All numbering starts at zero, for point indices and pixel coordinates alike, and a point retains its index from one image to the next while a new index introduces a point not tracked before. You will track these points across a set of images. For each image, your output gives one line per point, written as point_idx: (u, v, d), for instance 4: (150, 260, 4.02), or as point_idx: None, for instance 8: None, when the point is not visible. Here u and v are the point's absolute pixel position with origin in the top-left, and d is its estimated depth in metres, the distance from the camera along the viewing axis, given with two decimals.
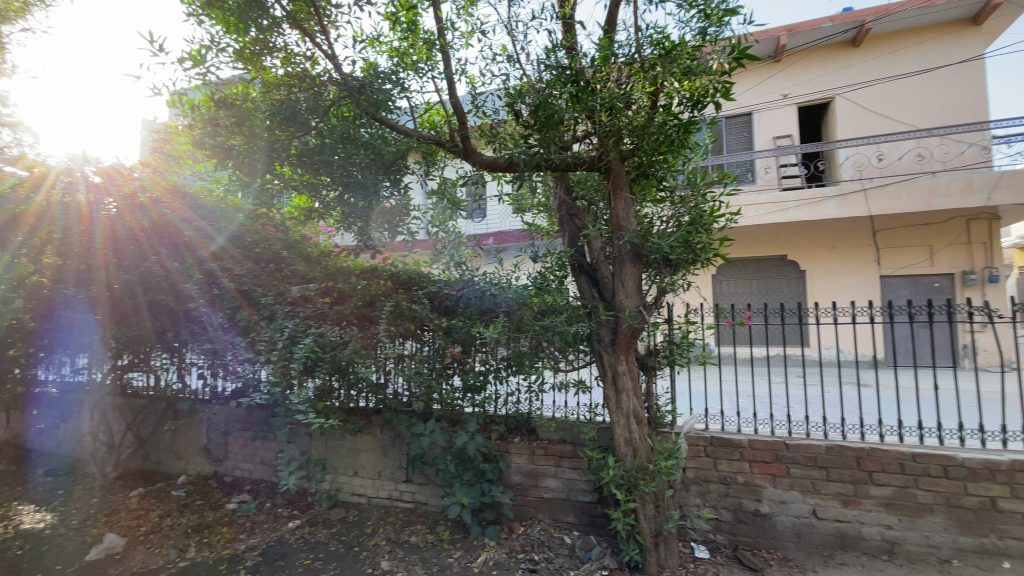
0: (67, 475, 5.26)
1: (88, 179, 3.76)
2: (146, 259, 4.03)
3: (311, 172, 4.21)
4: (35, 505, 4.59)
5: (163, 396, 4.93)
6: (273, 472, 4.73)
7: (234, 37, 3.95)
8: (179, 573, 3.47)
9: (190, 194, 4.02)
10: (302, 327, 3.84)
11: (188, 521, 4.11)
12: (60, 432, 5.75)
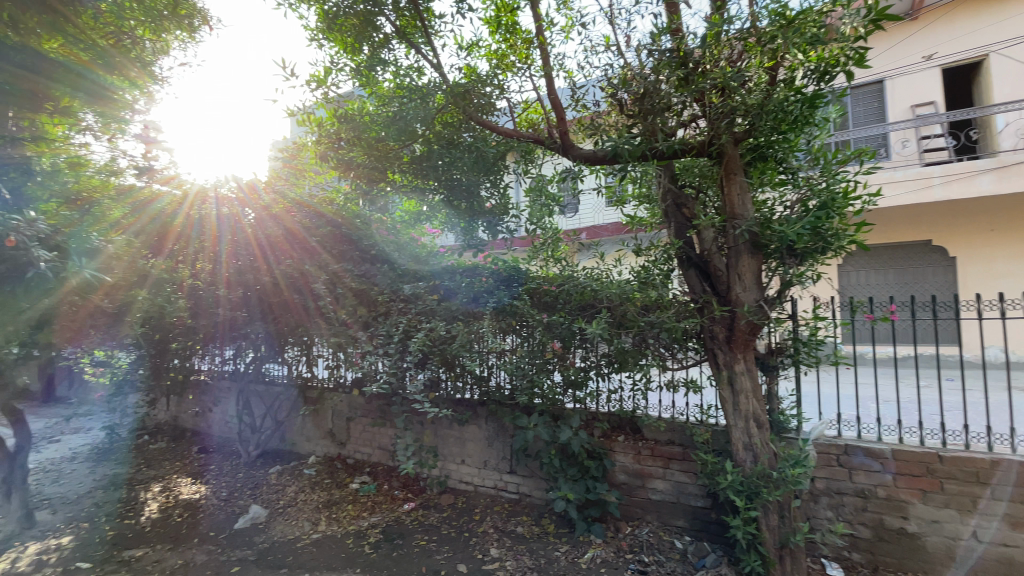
0: (220, 450, 6.05)
1: (227, 197, 4.29)
2: (280, 263, 4.52)
3: (419, 178, 4.49)
4: (197, 475, 5.34)
5: (296, 383, 5.54)
6: (389, 456, 5.07)
7: (350, 57, 4.29)
8: (314, 543, 3.87)
9: (313, 203, 4.49)
10: (414, 322, 4.16)
11: (319, 497, 4.58)
12: (214, 414, 6.65)
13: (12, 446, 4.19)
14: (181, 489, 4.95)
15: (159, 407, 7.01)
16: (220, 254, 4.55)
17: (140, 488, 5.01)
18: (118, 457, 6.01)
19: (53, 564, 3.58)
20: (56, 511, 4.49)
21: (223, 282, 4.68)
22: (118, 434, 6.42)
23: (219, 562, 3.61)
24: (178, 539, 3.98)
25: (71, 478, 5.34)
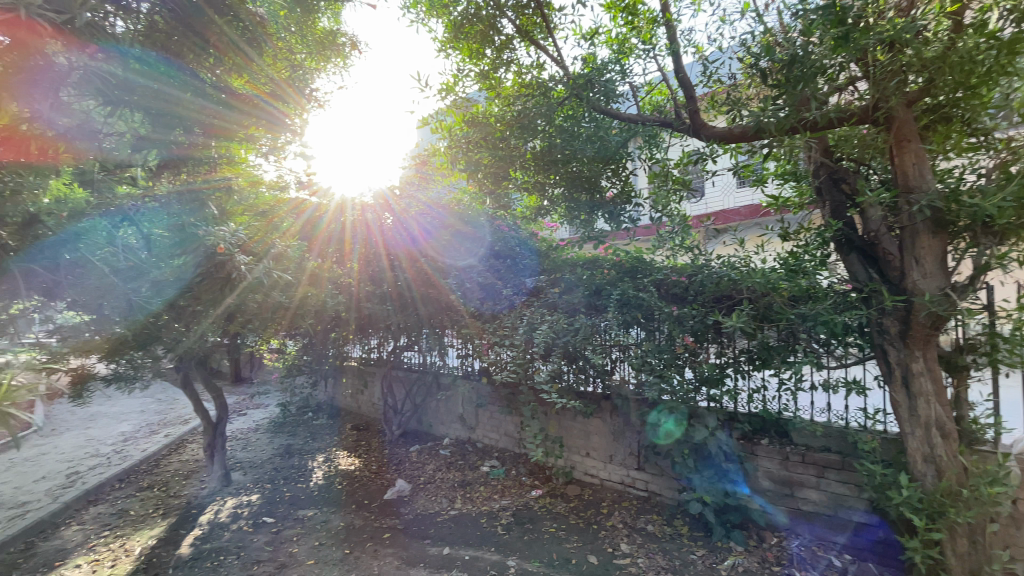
0: (368, 429, 6.77)
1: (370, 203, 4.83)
2: (417, 261, 4.94)
3: (540, 173, 4.50)
4: (350, 450, 6.03)
5: (429, 370, 6.00)
6: (515, 444, 5.23)
7: (474, 61, 4.47)
8: (452, 519, 4.16)
9: (445, 205, 4.81)
10: (538, 315, 4.23)
11: (454, 477, 4.91)
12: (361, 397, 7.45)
13: (217, 416, 5.11)
14: (339, 461, 5.64)
15: (319, 389, 8.04)
16: (367, 257, 5.07)
17: (307, 458, 5.80)
18: (290, 430, 7.03)
19: (248, 516, 4.32)
20: (248, 472, 5.40)
21: (373, 282, 5.23)
22: (289, 410, 7.50)
23: (373, 528, 4.06)
24: (339, 504, 4.54)
25: (256, 446, 6.38)
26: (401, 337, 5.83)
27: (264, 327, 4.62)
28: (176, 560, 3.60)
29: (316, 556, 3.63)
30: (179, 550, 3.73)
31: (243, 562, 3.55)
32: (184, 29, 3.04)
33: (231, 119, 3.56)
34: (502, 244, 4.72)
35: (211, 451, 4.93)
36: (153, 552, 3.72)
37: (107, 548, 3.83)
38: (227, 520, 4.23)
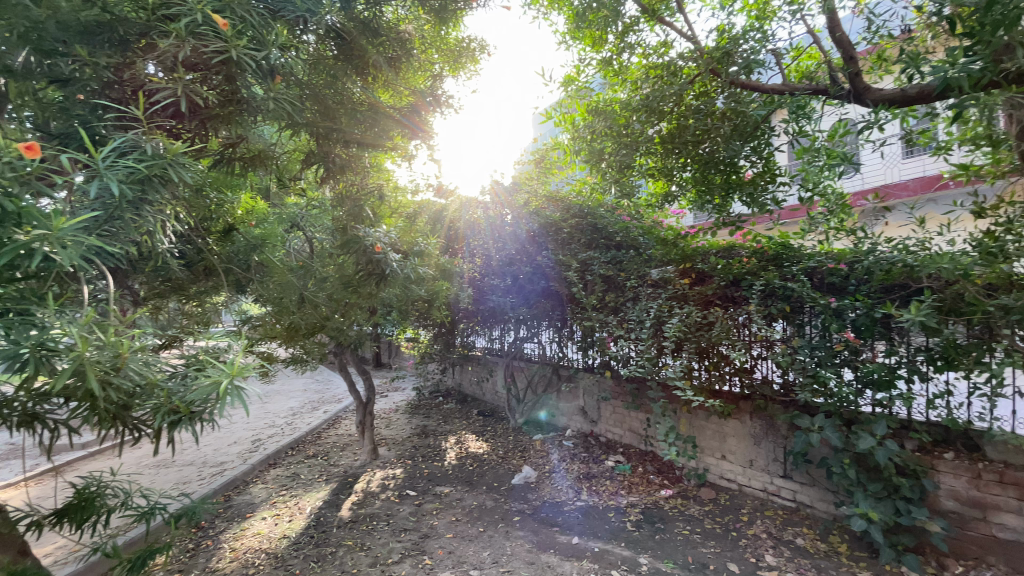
0: (493, 415, 7.04)
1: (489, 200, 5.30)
2: (538, 255, 5.24)
3: (668, 157, 3.99)
4: (478, 434, 6.33)
5: (550, 362, 6.06)
6: (641, 440, 5.04)
7: (594, 49, 4.34)
8: (579, 510, 4.17)
9: (564, 199, 5.07)
10: (666, 307, 4.03)
11: (580, 469, 4.90)
12: (484, 384, 7.76)
13: (365, 397, 5.70)
14: (468, 444, 5.96)
15: (448, 375, 8.56)
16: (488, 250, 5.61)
17: (440, 439, 6.22)
18: (424, 412, 7.60)
19: (393, 488, 4.78)
20: (391, 448, 5.97)
21: (494, 272, 5.68)
22: (422, 394, 8.10)
23: (503, 510, 4.24)
24: (471, 484, 4.82)
25: (397, 425, 7.01)
26: (522, 328, 6.21)
27: (402, 317, 5.04)
28: (338, 520, 4.11)
29: (453, 531, 3.89)
30: (340, 512, 4.26)
31: (392, 529, 3.93)
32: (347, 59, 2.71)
33: (377, 132, 3.02)
34: (624, 233, 4.66)
35: (363, 428, 5.52)
36: (320, 512, 4.29)
37: (286, 504, 4.52)
38: (377, 490, 4.73)
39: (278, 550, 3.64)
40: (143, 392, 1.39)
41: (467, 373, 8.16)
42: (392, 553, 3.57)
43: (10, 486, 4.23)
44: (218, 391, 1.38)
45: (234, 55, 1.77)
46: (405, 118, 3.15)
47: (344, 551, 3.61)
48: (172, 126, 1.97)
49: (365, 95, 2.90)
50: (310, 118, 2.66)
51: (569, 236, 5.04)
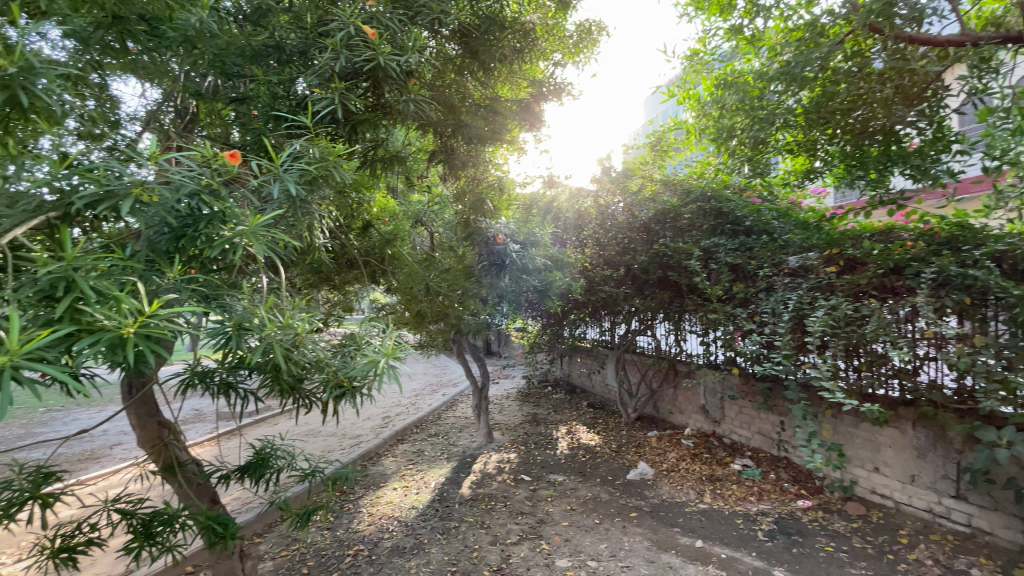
0: (605, 408, 6.90)
1: (610, 188, 5.36)
2: (653, 244, 4.97)
3: (810, 129, 3.52)
4: (589, 426, 6.27)
5: (665, 357, 5.69)
6: (772, 444, 4.59)
7: (719, 18, 4.01)
8: (701, 513, 3.94)
9: (684, 182, 4.85)
10: (808, 299, 3.64)
11: (702, 469, 4.62)
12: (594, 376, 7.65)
13: (481, 382, 5.91)
14: (580, 435, 5.93)
15: (556, 365, 8.58)
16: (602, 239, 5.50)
17: (552, 428, 6.27)
18: (535, 401, 7.71)
19: (509, 471, 4.94)
20: (505, 433, 6.16)
21: (607, 262, 5.53)
22: (532, 383, 8.23)
23: (620, 504, 4.17)
24: (585, 475, 4.81)
25: (509, 411, 7.21)
26: (632, 320, 5.87)
27: (515, 305, 5.13)
28: (460, 497, 4.36)
29: (570, 519, 3.91)
30: (462, 489, 4.51)
31: (509, 511, 4.06)
32: (473, 57, 2.72)
33: (498, 130, 3.02)
34: (755, 217, 4.33)
35: (479, 412, 5.75)
36: (443, 488, 4.58)
37: (414, 477, 4.90)
38: (494, 472, 4.92)
39: (408, 518, 3.96)
40: (313, 365, 1.46)
41: (577, 365, 8.11)
42: (511, 534, 3.70)
43: (203, 443, 5.13)
44: (375, 369, 1.45)
45: (382, 62, 1.81)
46: (521, 113, 3.17)
47: (467, 526, 3.81)
48: (331, 131, 1.99)
49: (484, 95, 2.98)
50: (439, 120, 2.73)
51: (691, 221, 4.73)
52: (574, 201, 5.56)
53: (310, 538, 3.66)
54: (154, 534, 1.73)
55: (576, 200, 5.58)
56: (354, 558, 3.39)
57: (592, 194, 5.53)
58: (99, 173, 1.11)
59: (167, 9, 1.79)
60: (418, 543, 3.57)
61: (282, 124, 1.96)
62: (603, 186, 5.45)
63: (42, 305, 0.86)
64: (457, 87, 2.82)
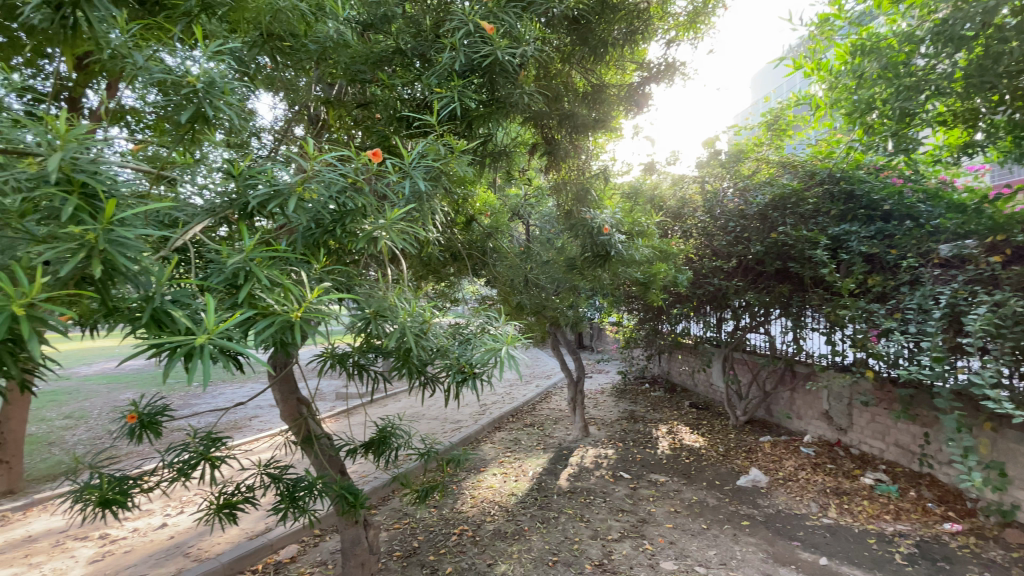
0: (708, 409, 6.51)
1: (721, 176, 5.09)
2: (769, 233, 4.58)
3: (970, 97, 2.96)
4: (692, 426, 5.97)
5: (781, 357, 5.20)
6: (912, 458, 4.04)
7: None
8: (824, 528, 3.58)
9: (805, 163, 4.43)
10: (965, 293, 3.12)
11: (824, 481, 4.19)
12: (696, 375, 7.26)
13: (577, 374, 5.82)
14: (683, 436, 5.66)
15: (654, 361, 8.25)
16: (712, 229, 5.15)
17: (651, 426, 6.06)
18: (631, 397, 7.49)
19: (607, 467, 4.86)
20: (602, 428, 6.06)
21: (716, 253, 5.17)
22: (628, 379, 8.00)
23: (729, 510, 3.92)
24: (689, 477, 4.58)
25: (605, 406, 7.08)
26: (742, 317, 5.46)
27: (613, 297, 5.01)
28: (559, 488, 4.38)
29: (674, 521, 3.76)
30: (559, 481, 4.53)
31: (609, 507, 4.00)
32: (581, 45, 2.62)
33: (609, 119, 2.95)
34: (895, 200, 3.83)
35: (576, 405, 5.69)
36: (542, 477, 4.62)
37: (512, 465, 5.01)
38: (592, 466, 4.87)
39: (508, 504, 4.06)
40: (438, 353, 1.52)
41: (677, 362, 7.75)
42: (612, 530, 3.64)
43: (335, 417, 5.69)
44: (495, 356, 1.44)
45: (499, 56, 1.80)
46: (626, 95, 3.02)
47: (566, 518, 3.82)
48: (455, 130, 2.07)
49: (586, 82, 2.96)
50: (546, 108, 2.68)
51: (815, 207, 4.27)
52: (678, 189, 5.28)
53: (418, 514, 3.89)
54: (297, 498, 1.94)
55: (681, 189, 5.29)
56: (459, 537, 3.55)
57: (698, 181, 5.24)
58: (263, 176, 1.20)
59: (306, 25, 1.95)
60: (519, 529, 3.65)
61: (406, 125, 2.07)
62: (712, 173, 5.14)
63: (224, 292, 0.98)
64: (552, 83, 2.78)
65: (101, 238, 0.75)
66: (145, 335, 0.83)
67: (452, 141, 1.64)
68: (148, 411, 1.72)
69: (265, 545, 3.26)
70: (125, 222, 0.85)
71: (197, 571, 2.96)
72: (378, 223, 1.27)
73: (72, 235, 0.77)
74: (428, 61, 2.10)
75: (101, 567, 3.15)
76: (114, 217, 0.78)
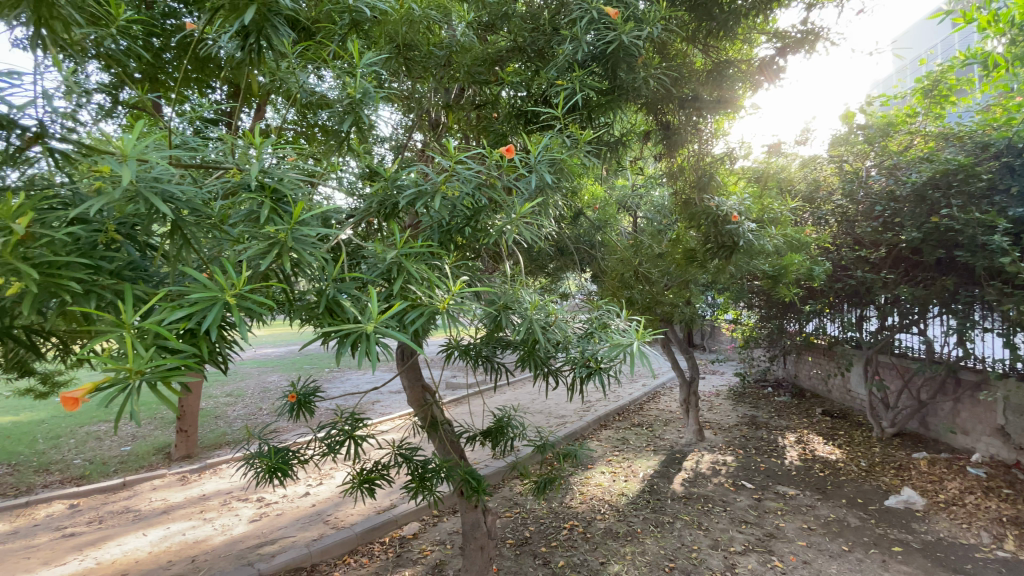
0: (845, 418, 5.80)
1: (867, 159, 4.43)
2: (929, 218, 3.91)
3: None
4: (826, 436, 5.36)
5: (942, 362, 4.48)
6: None
7: None
8: (1003, 564, 3.00)
9: (972, 133, 3.79)
10: None
11: (1002, 508, 3.51)
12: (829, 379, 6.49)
13: (690, 375, 5.49)
14: (814, 446, 5.10)
15: (777, 364, 7.54)
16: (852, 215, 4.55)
17: (776, 434, 5.54)
18: (751, 401, 6.92)
19: (726, 474, 4.53)
20: (718, 433, 5.67)
21: (858, 242, 4.56)
22: (746, 381, 7.40)
23: (875, 533, 3.46)
24: (825, 493, 4.11)
25: (721, 410, 6.62)
26: (891, 315, 4.77)
27: (732, 292, 4.64)
28: (673, 493, 4.18)
29: (808, 540, 3.40)
30: (673, 485, 4.32)
31: (731, 517, 3.74)
32: (704, 20, 2.45)
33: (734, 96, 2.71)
34: None
35: (688, 407, 5.36)
36: (654, 480, 4.44)
37: (621, 464, 4.88)
38: (709, 472, 4.58)
39: (619, 504, 3.97)
40: (561, 344, 1.52)
41: (806, 364, 7.01)
42: (734, 542, 3.39)
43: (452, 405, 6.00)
44: (622, 352, 1.38)
45: (625, 40, 1.77)
46: (745, 76, 2.74)
47: (682, 524, 3.64)
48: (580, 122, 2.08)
49: (706, 62, 2.77)
50: (673, 91, 2.51)
51: (990, 184, 3.60)
52: (805, 174, 4.61)
53: (528, 505, 3.95)
54: (426, 479, 2.08)
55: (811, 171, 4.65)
56: (570, 532, 3.54)
57: (831, 162, 4.62)
58: (408, 177, 1.30)
59: (431, 35, 2.09)
60: (632, 531, 3.55)
61: (532, 120, 2.13)
62: (851, 152, 4.50)
63: (379, 284, 1.08)
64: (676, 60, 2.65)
65: (288, 236, 0.87)
66: (321, 322, 0.94)
67: (579, 132, 1.67)
68: (304, 391, 1.94)
69: (391, 521, 3.53)
70: (305, 223, 0.97)
71: (336, 537, 3.31)
72: (508, 218, 1.33)
73: (267, 234, 0.90)
74: (549, 56, 2.15)
75: (259, 526, 3.64)
76: (299, 218, 0.89)
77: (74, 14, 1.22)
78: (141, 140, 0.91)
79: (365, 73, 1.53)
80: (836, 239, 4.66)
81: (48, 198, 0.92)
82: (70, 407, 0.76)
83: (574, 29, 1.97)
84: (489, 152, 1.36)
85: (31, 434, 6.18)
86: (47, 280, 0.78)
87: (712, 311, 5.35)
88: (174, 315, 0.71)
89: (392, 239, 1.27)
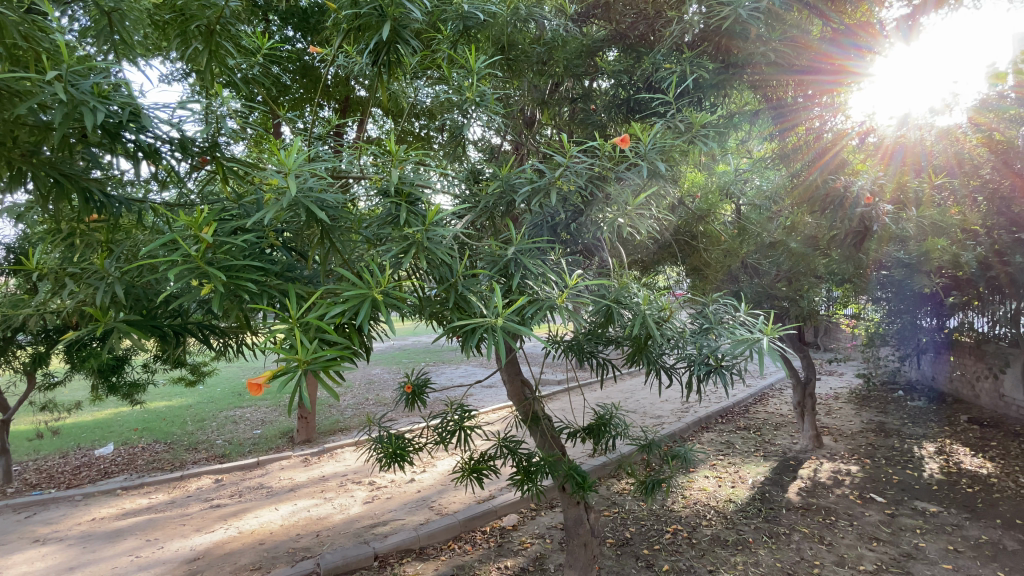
0: (1000, 426, 4.98)
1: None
2: None
3: None
4: (976, 447, 4.64)
5: None
6: None
7: None
8: None
9: None
10: None
11: None
12: (975, 381, 5.62)
13: (804, 376, 5.02)
14: (960, 458, 4.44)
15: (910, 363, 6.65)
16: (1008, 191, 3.56)
17: (911, 443, 4.89)
18: (878, 405, 6.17)
19: (851, 486, 4.08)
20: (839, 440, 5.13)
21: (1017, 222, 3.68)
22: (871, 383, 6.63)
23: None
24: (975, 512, 3.56)
25: (841, 415, 5.98)
26: None
27: (855, 283, 4.16)
28: (788, 503, 3.85)
29: (955, 563, 2.97)
30: (787, 494, 3.99)
31: (859, 533, 3.37)
32: None
33: (865, 68, 2.47)
34: None
35: (803, 410, 4.89)
36: (764, 488, 4.13)
37: (727, 470, 4.57)
38: (830, 483, 4.16)
39: (727, 510, 3.74)
40: (674, 338, 1.48)
41: (946, 365, 6.11)
42: (864, 560, 3.06)
43: None
44: (747, 350, 1.30)
45: (740, 11, 1.72)
46: (855, 43, 2.38)
47: (801, 537, 3.34)
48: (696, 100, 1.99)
49: (823, 32, 2.41)
50: (798, 64, 2.24)
51: None
52: (938, 151, 3.31)
53: (628, 506, 3.86)
54: (531, 473, 2.10)
55: (947, 148, 3.35)
56: (674, 536, 3.40)
57: (974, 132, 3.42)
58: (522, 175, 1.36)
59: (532, 36, 2.11)
60: (743, 540, 3.33)
61: (639, 112, 2.06)
62: (1001, 118, 3.33)
63: (500, 279, 1.17)
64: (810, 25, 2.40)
65: (423, 237, 1.01)
66: (452, 316, 1.05)
67: (692, 115, 1.61)
68: (417, 382, 2.06)
69: (491, 511, 3.63)
70: (439, 224, 1.09)
71: (441, 523, 3.47)
72: (621, 210, 1.39)
73: (403, 234, 1.04)
74: (655, 39, 2.16)
75: (372, 508, 3.92)
76: (431, 220, 1.05)
77: (231, 46, 1.39)
78: (297, 154, 1.04)
79: (480, 74, 1.64)
80: (989, 222, 3.74)
81: (223, 209, 1.07)
82: (254, 392, 0.88)
83: (681, 11, 2.01)
84: (602, 144, 1.35)
85: (182, 417, 7.18)
86: (230, 282, 0.90)
87: (828, 305, 4.47)
88: (335, 311, 0.84)
89: (508, 236, 1.37)
